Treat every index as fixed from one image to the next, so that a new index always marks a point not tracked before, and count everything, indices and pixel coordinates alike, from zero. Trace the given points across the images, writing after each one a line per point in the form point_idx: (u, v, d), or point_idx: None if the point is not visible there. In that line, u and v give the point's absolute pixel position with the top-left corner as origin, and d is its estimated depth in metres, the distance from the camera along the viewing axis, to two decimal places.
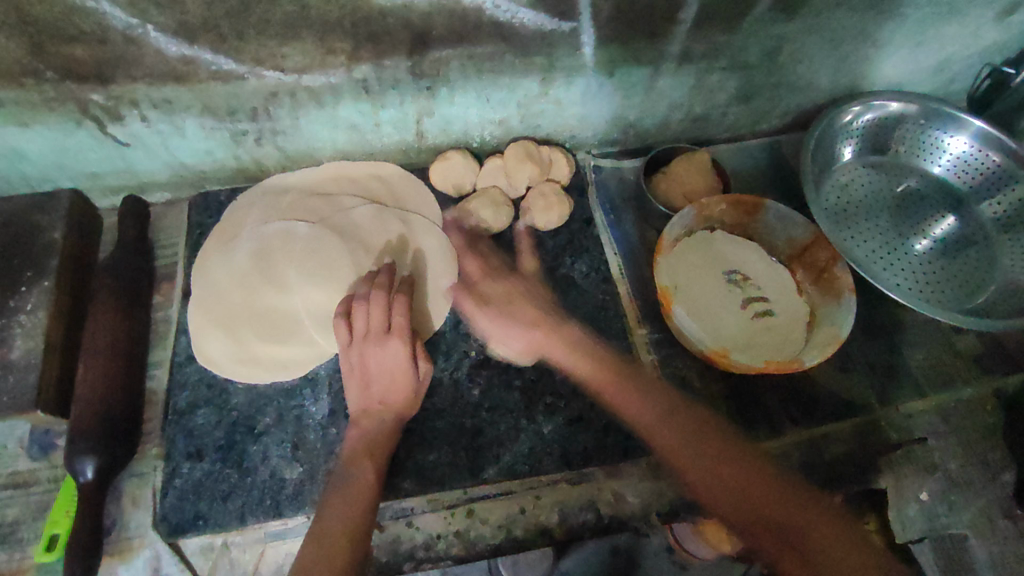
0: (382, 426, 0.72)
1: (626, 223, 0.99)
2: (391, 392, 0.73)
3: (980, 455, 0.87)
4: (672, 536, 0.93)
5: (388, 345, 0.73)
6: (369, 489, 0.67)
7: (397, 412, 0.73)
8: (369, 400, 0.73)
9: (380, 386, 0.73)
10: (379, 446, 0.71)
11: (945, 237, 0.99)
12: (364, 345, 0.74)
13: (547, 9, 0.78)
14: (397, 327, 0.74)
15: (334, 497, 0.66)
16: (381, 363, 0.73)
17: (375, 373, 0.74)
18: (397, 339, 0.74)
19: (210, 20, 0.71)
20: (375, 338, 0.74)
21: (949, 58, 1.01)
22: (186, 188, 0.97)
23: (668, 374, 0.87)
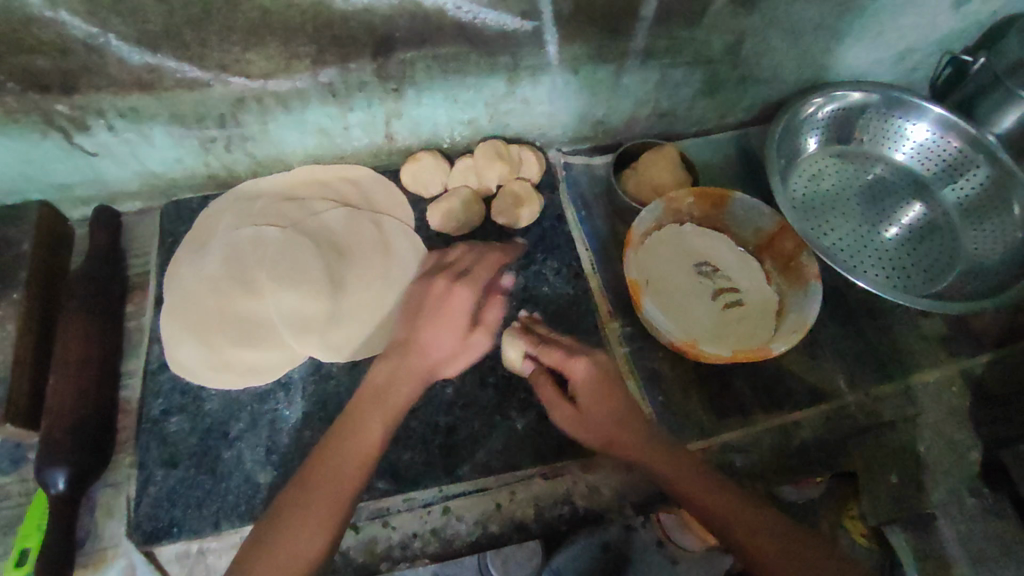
0: (410, 369, 0.72)
1: (597, 218, 1.00)
2: (439, 341, 0.72)
3: (947, 436, 0.88)
4: (660, 528, 0.96)
5: (457, 291, 0.74)
6: (366, 453, 0.67)
7: (431, 364, 0.72)
8: (415, 341, 0.73)
9: (428, 334, 0.73)
10: (395, 402, 0.70)
11: (911, 222, 1.01)
12: (443, 294, 0.74)
13: (509, 10, 0.79)
14: (474, 276, 0.76)
15: (329, 457, 0.67)
16: (442, 307, 0.73)
17: (434, 319, 0.73)
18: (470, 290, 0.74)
19: (172, 28, 0.71)
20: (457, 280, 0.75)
21: (909, 48, 1.03)
22: (158, 197, 0.97)
23: (639, 366, 0.88)
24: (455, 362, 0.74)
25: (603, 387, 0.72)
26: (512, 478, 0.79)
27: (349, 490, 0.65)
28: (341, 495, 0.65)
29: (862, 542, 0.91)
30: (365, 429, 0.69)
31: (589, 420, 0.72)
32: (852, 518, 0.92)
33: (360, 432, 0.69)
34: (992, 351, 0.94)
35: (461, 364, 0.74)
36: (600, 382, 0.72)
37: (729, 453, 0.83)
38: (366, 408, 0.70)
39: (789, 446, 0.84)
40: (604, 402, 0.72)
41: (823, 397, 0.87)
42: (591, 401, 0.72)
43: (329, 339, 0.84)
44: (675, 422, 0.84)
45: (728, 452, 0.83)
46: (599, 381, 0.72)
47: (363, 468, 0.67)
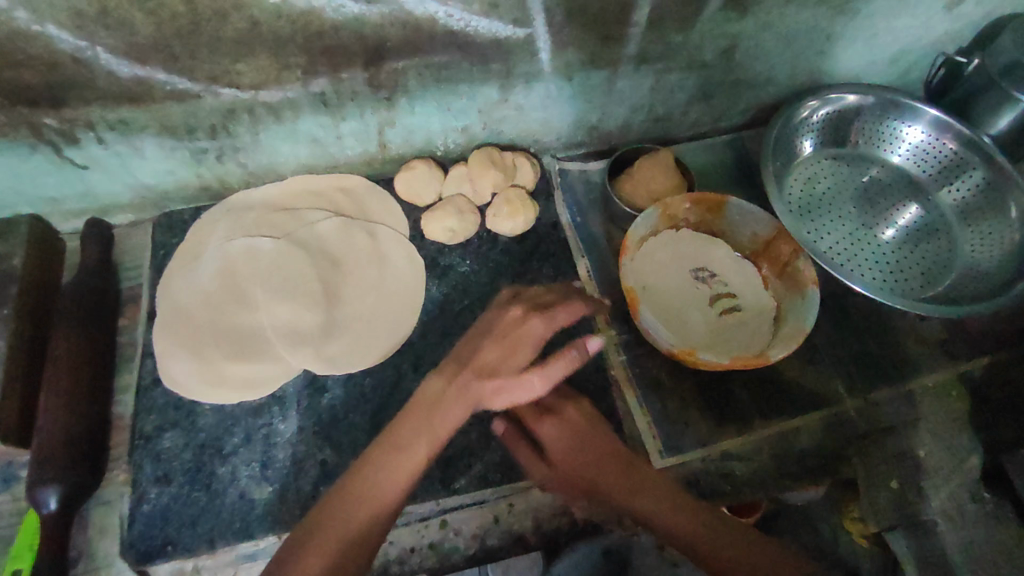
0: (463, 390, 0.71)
1: (592, 225, 1.00)
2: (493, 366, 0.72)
3: (948, 441, 0.88)
4: None
5: (529, 322, 0.73)
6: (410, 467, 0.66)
7: (476, 398, 0.70)
8: (475, 365, 0.72)
9: (488, 362, 0.72)
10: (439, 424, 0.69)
11: (908, 224, 1.01)
12: (519, 327, 0.73)
13: (501, 17, 0.79)
14: (553, 317, 0.74)
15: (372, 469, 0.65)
16: (510, 339, 0.73)
17: (499, 348, 0.72)
18: (543, 326, 0.73)
19: (160, 40, 0.70)
20: (533, 313, 0.74)
21: (903, 50, 1.03)
22: (150, 209, 0.96)
23: (636, 374, 0.88)
24: (502, 393, 0.71)
25: (575, 437, 0.74)
26: (510, 491, 0.78)
27: (392, 501, 0.64)
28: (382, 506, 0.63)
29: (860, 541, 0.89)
30: (409, 444, 0.67)
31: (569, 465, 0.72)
32: (852, 518, 0.88)
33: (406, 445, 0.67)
34: (992, 354, 0.94)
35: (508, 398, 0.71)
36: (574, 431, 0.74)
37: (728, 461, 0.83)
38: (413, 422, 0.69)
39: (787, 453, 0.85)
40: (581, 447, 0.73)
41: (821, 403, 0.88)
42: (566, 448, 0.73)
43: (323, 350, 0.84)
44: (673, 432, 0.84)
45: (727, 461, 0.83)
46: (573, 431, 0.74)
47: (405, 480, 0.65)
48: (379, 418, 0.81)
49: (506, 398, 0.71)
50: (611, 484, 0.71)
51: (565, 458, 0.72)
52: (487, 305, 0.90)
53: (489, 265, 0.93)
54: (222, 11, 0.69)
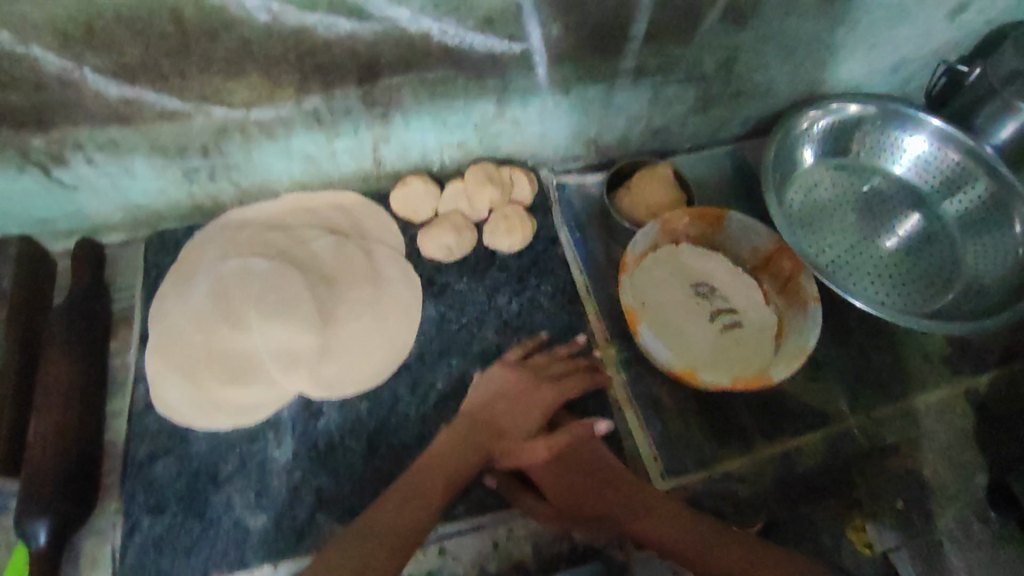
0: (474, 435, 0.77)
1: (591, 240, 0.98)
2: (503, 420, 0.78)
3: (952, 459, 0.87)
4: None
5: (543, 387, 0.80)
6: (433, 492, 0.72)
7: (487, 454, 0.76)
8: (489, 421, 0.78)
9: (502, 422, 0.78)
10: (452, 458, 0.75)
11: (910, 236, 1.00)
12: (534, 388, 0.80)
13: (496, 32, 0.77)
14: (563, 384, 0.81)
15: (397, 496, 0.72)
16: (523, 402, 0.79)
17: (513, 406, 0.79)
18: (555, 392, 0.80)
19: (149, 60, 0.69)
20: (546, 380, 0.81)
21: (904, 59, 1.01)
22: (142, 228, 0.94)
23: (637, 393, 0.87)
24: (511, 449, 0.77)
25: (575, 466, 0.77)
26: (508, 515, 0.78)
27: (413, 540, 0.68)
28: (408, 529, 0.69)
29: (867, 554, 0.83)
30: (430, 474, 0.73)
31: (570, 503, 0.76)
32: (855, 529, 0.85)
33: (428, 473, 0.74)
34: (996, 368, 0.93)
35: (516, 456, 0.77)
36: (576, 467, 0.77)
37: (732, 483, 0.83)
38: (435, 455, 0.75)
39: (791, 475, 0.84)
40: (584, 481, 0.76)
41: (825, 421, 0.86)
42: (567, 482, 0.76)
43: (320, 374, 0.83)
44: (674, 452, 0.83)
45: (730, 482, 0.83)
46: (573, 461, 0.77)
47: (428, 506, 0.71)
48: (375, 442, 0.80)
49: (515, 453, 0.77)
50: (614, 509, 0.74)
51: (566, 491, 0.76)
52: (484, 325, 0.89)
53: (486, 283, 0.92)
54: (212, 31, 0.68)
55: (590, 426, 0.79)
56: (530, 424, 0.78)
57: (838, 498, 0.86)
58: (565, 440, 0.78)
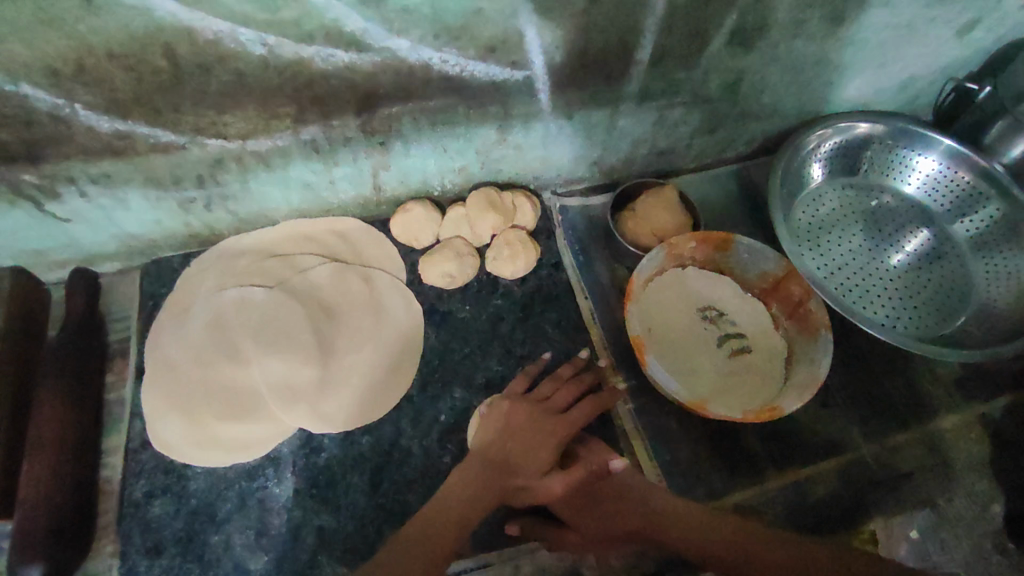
0: (490, 458, 0.75)
1: (596, 264, 0.96)
2: (518, 445, 0.75)
3: (969, 488, 0.84)
4: None
5: (553, 420, 0.77)
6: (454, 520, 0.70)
7: (503, 490, 0.73)
8: (508, 447, 0.75)
9: (513, 456, 0.75)
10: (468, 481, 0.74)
11: (921, 257, 0.98)
12: (548, 412, 0.78)
13: (498, 60, 0.76)
14: (573, 417, 0.77)
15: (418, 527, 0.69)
16: (534, 433, 0.76)
17: (529, 431, 0.76)
18: (565, 428, 0.77)
19: (142, 95, 0.67)
20: (554, 411, 0.78)
21: (913, 77, 0.99)
22: (138, 257, 0.92)
23: (646, 424, 0.85)
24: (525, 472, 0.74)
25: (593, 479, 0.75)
26: (515, 551, 0.76)
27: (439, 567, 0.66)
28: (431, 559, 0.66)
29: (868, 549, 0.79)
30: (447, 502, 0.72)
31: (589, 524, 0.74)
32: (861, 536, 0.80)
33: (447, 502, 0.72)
34: (1011, 393, 0.91)
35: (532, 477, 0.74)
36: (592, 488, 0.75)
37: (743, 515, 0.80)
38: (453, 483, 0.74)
39: (806, 504, 0.81)
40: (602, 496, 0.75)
41: (836, 449, 0.85)
42: (584, 500, 0.74)
43: (318, 408, 0.80)
44: (684, 484, 0.81)
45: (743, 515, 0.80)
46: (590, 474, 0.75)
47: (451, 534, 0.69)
48: (378, 478, 0.78)
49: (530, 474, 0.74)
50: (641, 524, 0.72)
51: (583, 509, 0.74)
52: (488, 354, 0.88)
53: (489, 311, 0.91)
54: (206, 65, 0.66)
55: (606, 461, 0.75)
56: (549, 450, 0.75)
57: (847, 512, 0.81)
58: (583, 474, 0.75)
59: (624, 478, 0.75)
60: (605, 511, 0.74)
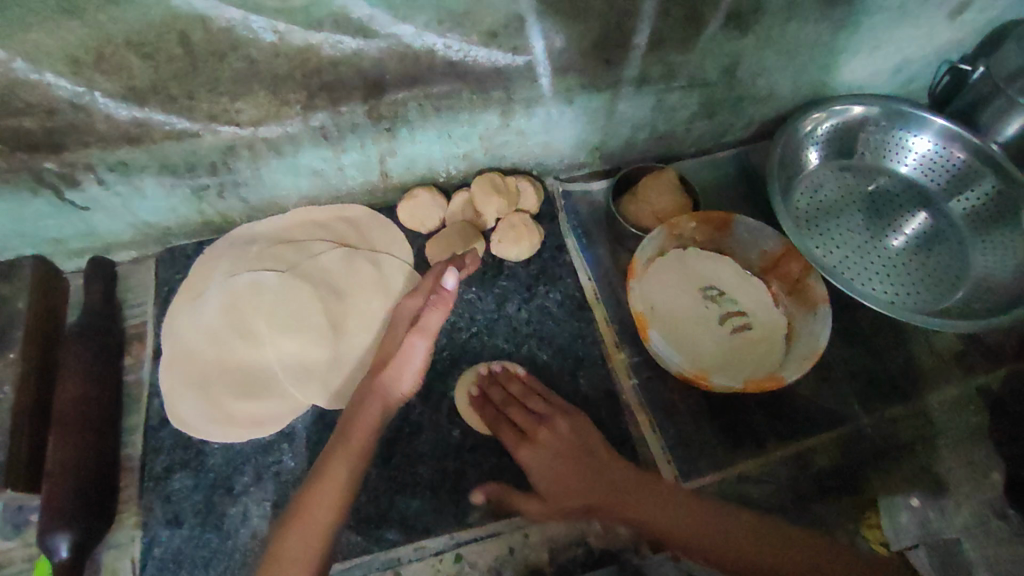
0: (371, 391, 0.74)
1: (598, 246, 0.99)
2: (393, 355, 0.76)
3: (968, 456, 0.84)
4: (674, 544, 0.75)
5: (394, 325, 0.80)
6: (345, 485, 0.68)
7: (384, 402, 0.74)
8: (382, 365, 0.76)
9: (377, 362, 0.77)
10: (358, 437, 0.71)
11: (919, 235, 0.99)
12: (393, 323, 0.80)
13: (500, 46, 0.78)
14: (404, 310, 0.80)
15: (312, 510, 0.66)
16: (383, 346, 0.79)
17: (392, 342, 0.78)
18: (403, 326, 0.79)
19: (159, 82, 0.70)
20: (400, 321, 0.79)
21: (908, 60, 1.01)
22: (152, 245, 0.95)
23: (650, 398, 0.86)
24: (405, 378, 0.76)
25: (563, 451, 0.72)
26: (524, 519, 0.77)
27: (324, 528, 0.65)
28: (325, 530, 0.65)
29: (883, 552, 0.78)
30: (337, 483, 0.68)
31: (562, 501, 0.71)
32: (869, 526, 0.80)
33: (331, 475, 0.68)
34: (1009, 366, 0.91)
35: (415, 377, 0.77)
36: (555, 467, 0.71)
37: (745, 484, 0.81)
38: (334, 457, 0.70)
39: (805, 473, 0.82)
40: (561, 467, 0.71)
41: (837, 421, 0.86)
42: (554, 478, 0.71)
43: (331, 386, 0.83)
44: (687, 456, 0.82)
45: (743, 484, 0.81)
46: (559, 446, 0.72)
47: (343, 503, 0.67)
48: (388, 452, 0.80)
49: (411, 376, 0.76)
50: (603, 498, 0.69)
51: (552, 476, 0.71)
52: (494, 332, 0.90)
53: (494, 292, 0.93)
54: (219, 52, 0.69)
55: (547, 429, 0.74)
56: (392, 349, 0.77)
57: (840, 494, 0.82)
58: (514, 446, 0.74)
59: (577, 449, 0.72)
60: (563, 481, 0.71)
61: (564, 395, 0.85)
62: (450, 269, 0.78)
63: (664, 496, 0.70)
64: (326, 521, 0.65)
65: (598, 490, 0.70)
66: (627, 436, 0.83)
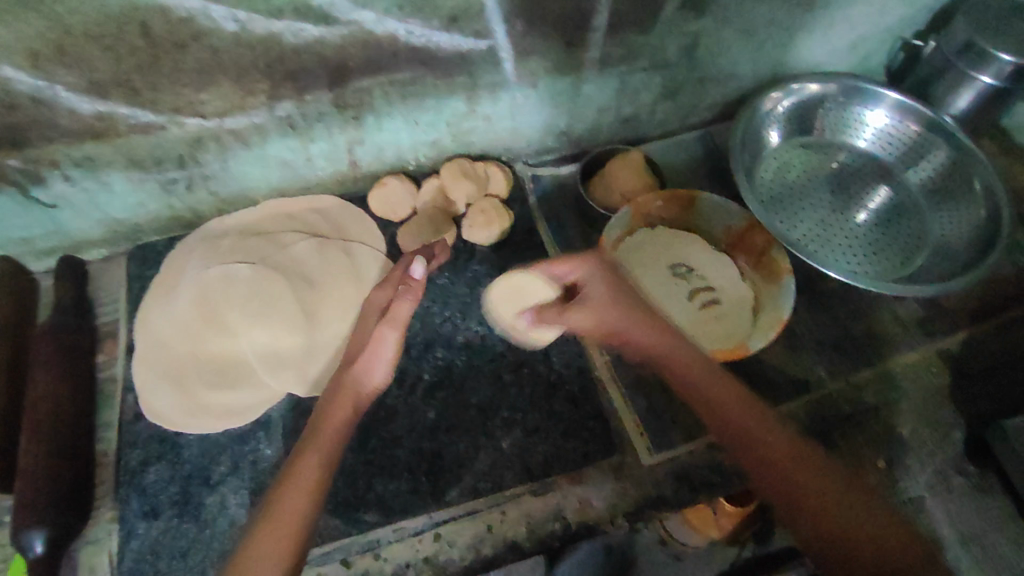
0: (344, 386, 0.73)
1: (569, 228, 1.00)
2: (364, 349, 0.76)
3: (931, 417, 0.87)
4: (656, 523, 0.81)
5: (368, 320, 0.81)
6: (315, 486, 0.66)
7: (353, 395, 0.73)
8: (354, 359, 0.76)
9: (350, 354, 0.77)
10: (327, 430, 0.70)
11: (881, 207, 1.02)
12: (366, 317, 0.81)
13: (461, 30, 0.79)
14: (374, 300, 0.81)
15: (282, 508, 0.63)
16: (356, 339, 0.79)
17: (364, 336, 0.78)
18: (375, 318, 0.80)
19: (120, 75, 0.71)
20: (373, 314, 0.80)
21: (862, 37, 1.04)
22: (123, 242, 0.95)
23: (622, 373, 0.88)
24: (377, 371, 0.75)
25: (606, 281, 0.81)
26: (502, 497, 0.78)
27: (299, 520, 0.63)
28: (298, 522, 0.63)
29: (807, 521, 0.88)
30: (309, 474, 0.66)
31: (601, 309, 0.80)
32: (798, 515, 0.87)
33: (301, 475, 0.67)
34: (967, 329, 0.94)
35: (388, 370, 0.76)
36: (602, 275, 0.81)
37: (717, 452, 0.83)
38: (304, 457, 0.68)
39: None
40: (606, 295, 0.81)
41: (805, 389, 0.88)
42: (600, 290, 0.81)
43: (305, 374, 0.83)
44: (660, 428, 0.84)
45: (715, 453, 0.83)
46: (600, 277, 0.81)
47: (315, 501, 0.65)
48: (365, 436, 0.81)
49: (382, 368, 0.76)
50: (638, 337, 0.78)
51: (600, 300, 0.81)
52: (468, 315, 0.91)
53: (467, 276, 0.94)
54: (181, 42, 0.69)
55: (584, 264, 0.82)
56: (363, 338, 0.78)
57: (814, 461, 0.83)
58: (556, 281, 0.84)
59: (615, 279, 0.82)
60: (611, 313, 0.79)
61: (538, 373, 0.87)
62: (419, 259, 0.81)
63: (698, 369, 0.76)
64: (299, 514, 0.63)
65: (630, 309, 0.79)
66: (601, 412, 0.84)
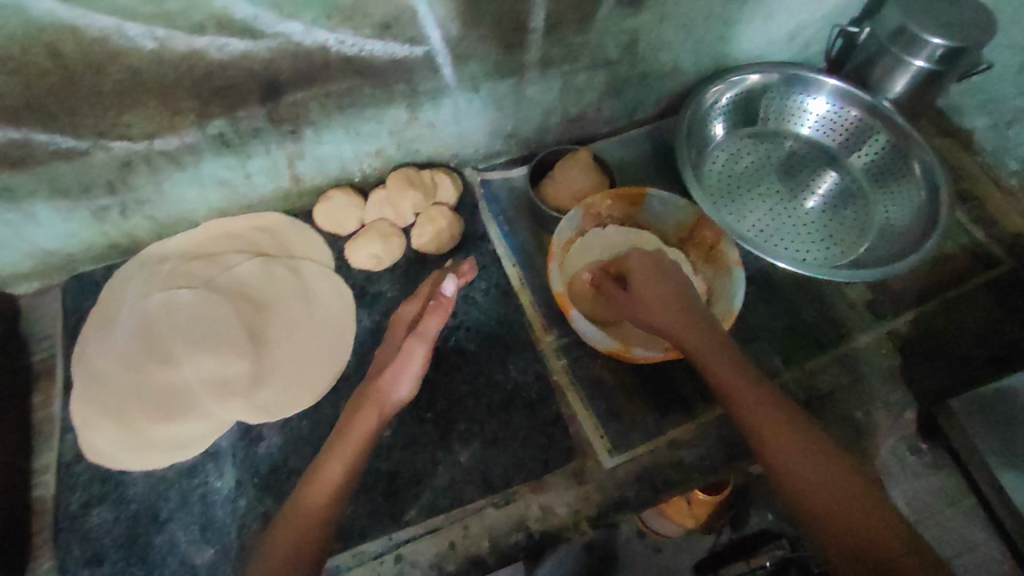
0: (369, 396, 0.74)
1: (520, 231, 0.99)
2: (394, 358, 0.77)
3: (885, 398, 0.89)
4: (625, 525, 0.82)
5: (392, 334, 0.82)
6: (334, 490, 0.68)
7: (380, 406, 0.74)
8: (380, 371, 0.77)
9: (381, 365, 0.79)
10: (352, 434, 0.72)
11: (828, 193, 1.04)
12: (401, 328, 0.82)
13: (395, 37, 0.77)
14: (402, 313, 0.83)
15: (302, 508, 0.67)
16: (385, 352, 0.80)
17: (393, 351, 0.79)
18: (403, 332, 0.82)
19: (33, 100, 0.67)
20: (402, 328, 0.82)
21: (800, 26, 1.05)
22: (56, 275, 0.91)
23: (580, 376, 0.87)
24: (403, 384, 0.76)
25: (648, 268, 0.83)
26: (463, 512, 0.77)
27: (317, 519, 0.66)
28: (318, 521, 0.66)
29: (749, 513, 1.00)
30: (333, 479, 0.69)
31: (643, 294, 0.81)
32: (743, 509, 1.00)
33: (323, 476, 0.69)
34: (915, 308, 0.96)
35: (413, 384, 0.76)
36: (648, 261, 0.83)
37: (677, 449, 0.83)
38: (330, 457, 0.70)
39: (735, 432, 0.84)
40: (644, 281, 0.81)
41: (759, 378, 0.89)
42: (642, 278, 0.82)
43: (255, 400, 0.80)
44: (619, 429, 0.83)
45: (675, 449, 0.83)
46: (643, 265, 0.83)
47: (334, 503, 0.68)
48: None
49: (408, 382, 0.76)
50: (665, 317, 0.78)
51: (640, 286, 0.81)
52: None
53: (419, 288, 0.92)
54: (97, 64, 0.66)
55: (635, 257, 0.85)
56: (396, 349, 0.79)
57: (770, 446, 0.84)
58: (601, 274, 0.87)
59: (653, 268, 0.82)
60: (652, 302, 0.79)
61: (496, 382, 0.86)
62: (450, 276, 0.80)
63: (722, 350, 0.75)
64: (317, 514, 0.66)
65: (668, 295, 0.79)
66: (559, 416, 0.84)
